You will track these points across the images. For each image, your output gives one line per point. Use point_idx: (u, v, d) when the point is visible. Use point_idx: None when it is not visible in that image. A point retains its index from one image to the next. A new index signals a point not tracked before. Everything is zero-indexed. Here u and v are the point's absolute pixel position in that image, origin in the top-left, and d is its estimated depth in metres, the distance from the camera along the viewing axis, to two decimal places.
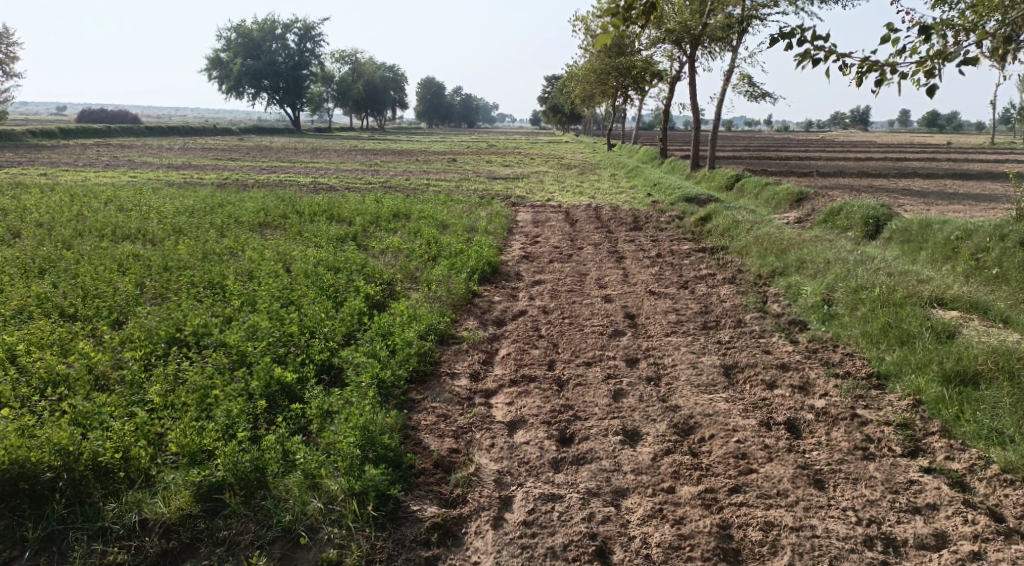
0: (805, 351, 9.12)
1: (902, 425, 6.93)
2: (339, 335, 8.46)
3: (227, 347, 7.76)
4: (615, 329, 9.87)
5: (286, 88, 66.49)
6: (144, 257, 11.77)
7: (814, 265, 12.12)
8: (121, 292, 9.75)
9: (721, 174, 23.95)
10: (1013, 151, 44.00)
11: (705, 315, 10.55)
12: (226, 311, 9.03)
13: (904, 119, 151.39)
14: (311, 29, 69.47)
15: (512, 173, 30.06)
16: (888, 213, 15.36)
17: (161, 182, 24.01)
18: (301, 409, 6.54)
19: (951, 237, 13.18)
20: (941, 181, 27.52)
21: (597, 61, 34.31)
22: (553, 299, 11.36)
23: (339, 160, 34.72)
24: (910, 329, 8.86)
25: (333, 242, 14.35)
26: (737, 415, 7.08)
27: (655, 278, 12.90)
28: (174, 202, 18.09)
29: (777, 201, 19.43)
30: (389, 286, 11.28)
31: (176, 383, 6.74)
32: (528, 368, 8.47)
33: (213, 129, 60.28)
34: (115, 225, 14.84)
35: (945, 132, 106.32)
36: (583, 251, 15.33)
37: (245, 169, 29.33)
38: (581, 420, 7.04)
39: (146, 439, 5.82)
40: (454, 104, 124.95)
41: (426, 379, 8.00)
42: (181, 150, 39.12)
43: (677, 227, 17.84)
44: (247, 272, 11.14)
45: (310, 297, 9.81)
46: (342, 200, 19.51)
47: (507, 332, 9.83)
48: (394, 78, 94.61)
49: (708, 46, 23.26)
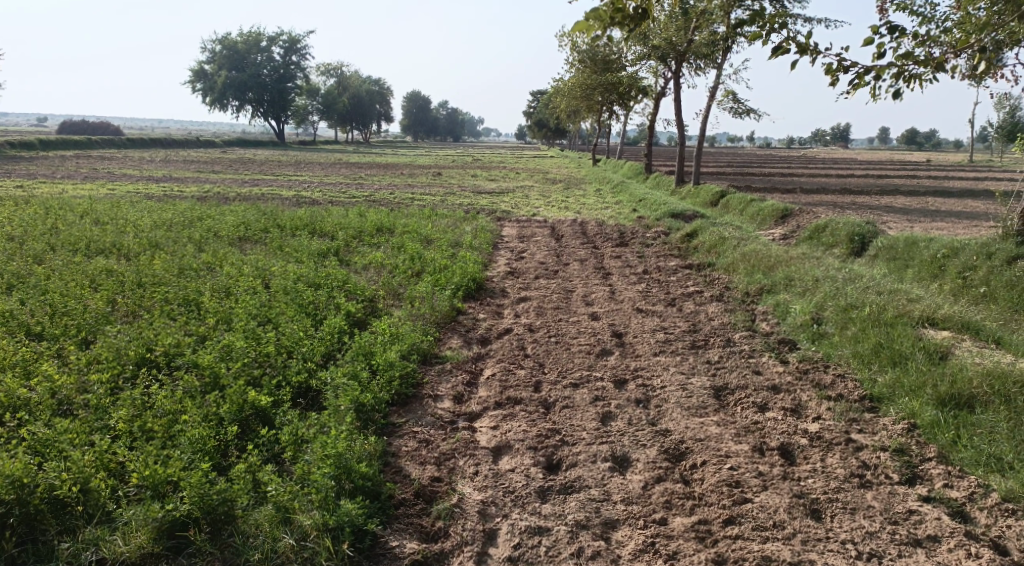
0: (795, 372, 8.93)
1: (898, 450, 6.73)
2: (317, 355, 8.18)
3: (200, 368, 7.46)
4: (602, 348, 9.65)
5: (271, 101, 66.16)
6: (118, 272, 11.44)
7: (802, 283, 11.97)
8: (91, 309, 9.44)
9: (706, 190, 23.91)
10: (992, 169, 44.40)
11: (693, 334, 10.35)
12: (200, 329, 8.74)
13: (884, 136, 153.31)
14: (296, 42, 69.26)
15: (497, 188, 29.90)
16: (873, 230, 15.28)
17: (140, 194, 23.61)
18: (275, 435, 6.25)
19: (938, 255, 13.09)
20: (923, 198, 27.64)
21: (583, 76, 34.30)
22: (539, 317, 11.13)
23: (323, 173, 34.42)
24: (902, 350, 8.69)
25: (314, 257, 14.07)
26: (728, 440, 6.86)
27: (643, 295, 12.71)
28: (152, 215, 17.72)
29: (762, 217, 19.36)
30: (371, 303, 11.01)
31: (143, 409, 6.45)
32: (513, 389, 8.21)
33: (196, 141, 59.78)
34: (90, 239, 14.49)
35: (924, 148, 107.73)
36: (569, 267, 15.13)
37: (226, 181, 28.96)
38: (568, 445, 6.79)
39: (107, 469, 5.52)
40: (439, 118, 125.00)
41: (408, 402, 7.74)
42: (162, 162, 38.65)
43: (663, 243, 17.71)
44: (224, 288, 10.84)
45: (289, 315, 9.52)
46: (325, 214, 19.22)
47: (492, 351, 9.57)
48: (378, 91, 94.45)
49: (693, 62, 23.25)
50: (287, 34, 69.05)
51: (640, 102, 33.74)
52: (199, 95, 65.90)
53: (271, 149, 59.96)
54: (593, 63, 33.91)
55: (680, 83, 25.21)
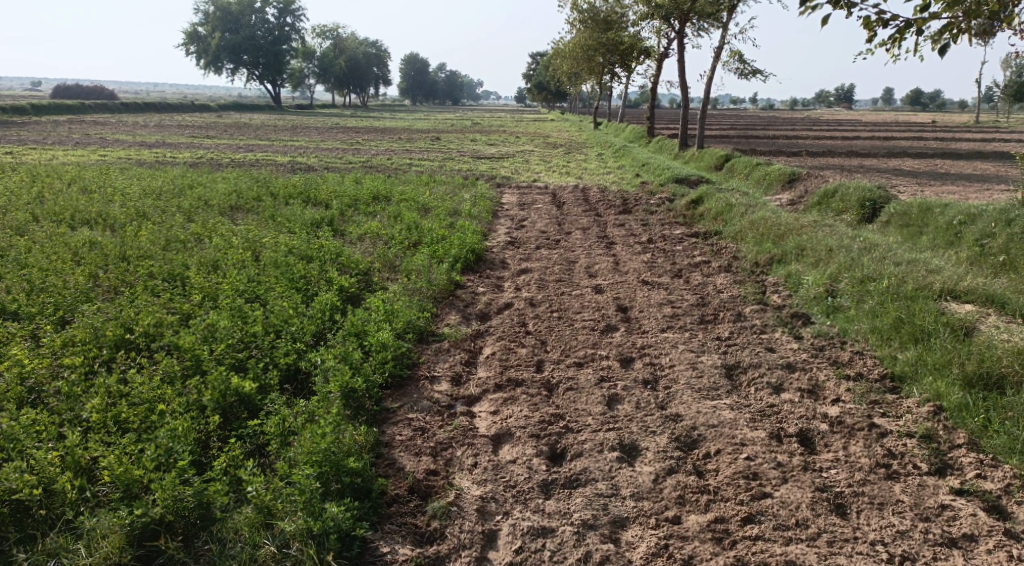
0: (811, 349, 8.49)
1: (925, 437, 6.31)
2: (308, 335, 7.72)
3: (181, 350, 7.01)
4: (607, 324, 9.19)
5: (266, 65, 64.83)
6: (102, 245, 10.93)
7: (814, 253, 11.45)
8: (70, 285, 8.95)
9: (709, 154, 23.31)
10: (998, 131, 43.76)
11: (702, 308, 9.88)
12: (184, 307, 8.27)
13: (888, 97, 151.41)
14: (291, 3, 67.76)
15: (496, 152, 29.25)
16: (885, 196, 14.75)
17: (131, 161, 23.01)
18: (259, 424, 5.81)
19: (953, 222, 12.60)
20: (931, 161, 27.08)
21: (584, 36, 33.42)
22: (541, 290, 10.67)
23: (319, 138, 33.69)
24: (923, 325, 8.24)
25: (307, 227, 13.57)
26: (744, 426, 6.44)
27: (648, 266, 12.23)
28: (141, 184, 17.18)
29: (768, 182, 18.81)
30: (365, 277, 10.55)
31: (117, 398, 6.02)
32: (514, 370, 7.78)
33: (190, 106, 58.76)
34: (75, 209, 13.96)
35: (928, 109, 106.45)
36: (571, 236, 14.63)
37: (221, 147, 28.31)
38: (573, 432, 6.38)
39: (74, 466, 5.10)
40: (438, 81, 123.17)
41: (403, 385, 7.33)
42: (156, 127, 37.88)
43: (668, 210, 17.17)
44: (211, 262, 10.34)
45: (278, 292, 9.03)
46: (320, 181, 18.66)
47: (491, 328, 9.12)
48: (375, 54, 92.77)
49: (697, 22, 22.48)
50: None
51: (642, 64, 32.91)
52: (194, 58, 64.65)
53: (268, 114, 59.04)
54: (594, 23, 33.00)
55: (684, 44, 24.46)
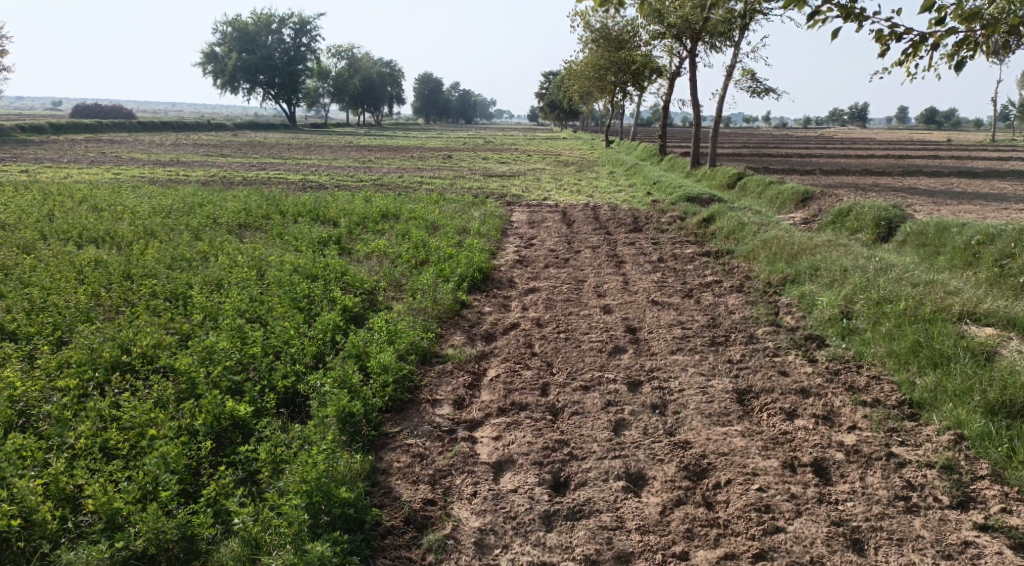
0: (825, 373, 8.24)
1: (945, 466, 6.04)
2: (307, 356, 7.55)
3: (176, 372, 6.86)
4: (615, 345, 8.98)
5: (282, 84, 65.50)
6: (107, 263, 10.81)
7: (829, 273, 11.18)
8: (71, 304, 8.81)
9: (722, 173, 23.10)
10: (1015, 149, 43.35)
11: (713, 330, 9.65)
12: (183, 328, 8.12)
13: (903, 115, 150.78)
14: (306, 23, 68.40)
15: (507, 171, 29.14)
16: (901, 214, 14.48)
17: (144, 179, 23.06)
18: (251, 450, 5.65)
19: (971, 241, 12.31)
20: (947, 179, 26.74)
21: (596, 55, 33.41)
22: (548, 310, 10.46)
23: (331, 156, 33.73)
24: (942, 349, 7.98)
25: (314, 245, 13.45)
26: (756, 455, 6.19)
27: (658, 286, 12.01)
28: (151, 201, 17.13)
29: (781, 201, 18.57)
30: (370, 296, 10.38)
31: (108, 422, 5.88)
32: (518, 393, 7.56)
33: (207, 125, 59.27)
34: (83, 227, 13.90)
35: (943, 128, 105.91)
36: (580, 255, 14.44)
37: (234, 165, 28.36)
38: (577, 459, 6.16)
39: (58, 496, 5.01)
40: (451, 99, 123.79)
41: (404, 409, 7.14)
42: (171, 145, 38.11)
43: (679, 229, 16.96)
44: (215, 281, 10.18)
45: (280, 312, 8.86)
46: (330, 199, 18.56)
47: (497, 349, 8.92)
48: (389, 72, 93.29)
49: (708, 41, 22.38)
50: (297, 16, 68.15)
51: (654, 82, 32.83)
52: (210, 77, 65.21)
53: (283, 133, 59.43)
54: (606, 42, 32.99)
55: (696, 62, 24.33)
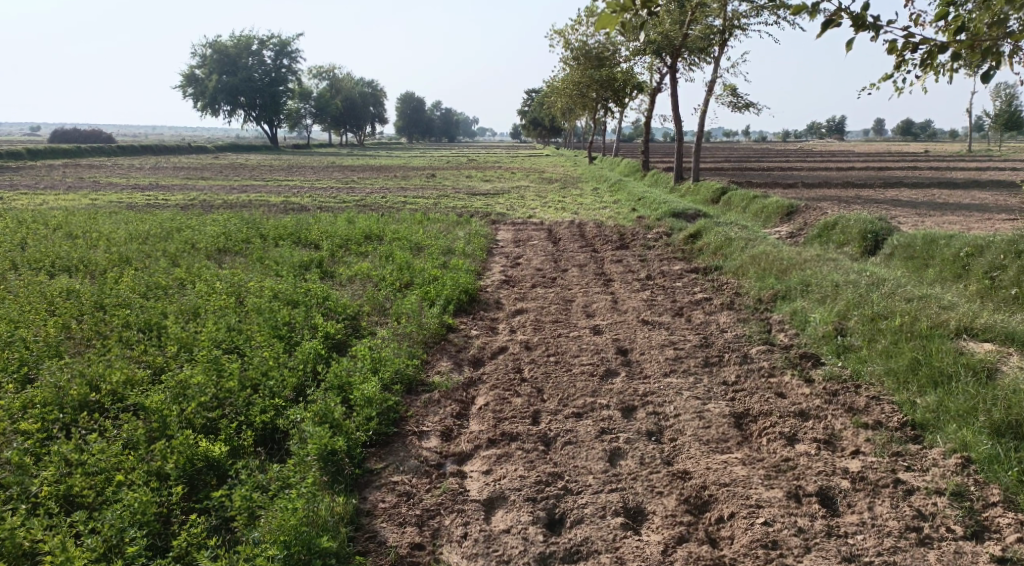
0: (824, 394, 7.99)
1: (956, 493, 5.84)
2: (287, 389, 7.21)
3: (146, 409, 6.54)
4: (607, 369, 8.70)
5: (263, 105, 65.26)
6: (80, 292, 10.42)
7: (820, 289, 10.98)
8: (38, 337, 8.44)
9: (705, 188, 23.02)
10: (991, 159, 43.93)
11: (706, 350, 9.41)
12: (155, 362, 7.77)
13: (880, 127, 152.85)
14: (287, 44, 68.22)
15: (491, 189, 28.91)
16: (887, 227, 14.37)
17: (122, 205, 22.58)
18: (226, 496, 5.41)
19: (960, 253, 12.19)
20: (928, 190, 26.86)
21: (577, 72, 33.41)
22: (537, 332, 10.19)
23: (314, 178, 33.37)
24: (941, 367, 7.77)
25: (295, 269, 13.12)
26: (759, 484, 5.96)
27: (648, 304, 11.77)
28: (128, 227, 16.71)
29: (766, 215, 18.47)
30: (353, 322, 10.06)
31: (72, 467, 5.62)
32: (509, 423, 7.26)
33: (188, 147, 58.78)
34: (56, 255, 13.47)
35: (920, 139, 107.38)
36: (567, 273, 14.20)
37: (214, 189, 27.91)
38: (572, 494, 5.91)
39: (14, 553, 4.79)
40: (434, 119, 123.91)
41: (389, 443, 6.84)
42: (151, 169, 37.59)
43: (666, 245, 16.79)
44: (192, 309, 9.81)
45: (258, 341, 8.51)
46: (312, 221, 18.24)
47: (485, 375, 8.61)
48: (371, 92, 93.20)
49: (689, 57, 22.39)
50: (278, 37, 67.97)
51: (635, 98, 32.88)
52: (190, 100, 64.82)
53: (265, 154, 59.03)
54: (587, 60, 33.02)
55: (677, 78, 24.33)
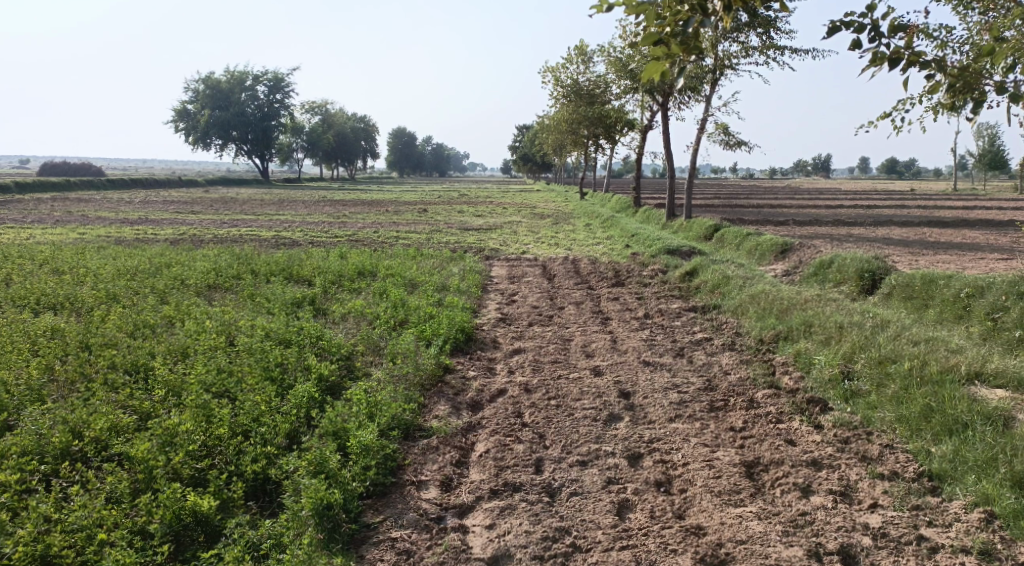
0: (836, 441, 7.73)
1: (982, 552, 5.81)
2: (279, 437, 6.90)
3: (130, 459, 6.25)
4: (610, 413, 8.41)
5: (255, 140, 65.41)
6: (66, 331, 10.10)
7: (824, 330, 10.76)
8: (19, 380, 8.11)
9: (698, 224, 22.95)
10: (977, 198, 44.30)
11: (710, 394, 9.13)
12: (142, 407, 7.45)
13: (865, 165, 154.58)
14: (281, 80, 68.53)
15: (483, 224, 28.76)
16: (884, 266, 14.22)
17: (110, 239, 22.26)
18: (215, 555, 5.33)
19: (960, 294, 12.04)
20: (919, 229, 26.89)
21: (569, 109, 33.48)
22: (535, 374, 9.90)
23: (306, 212, 33.17)
24: (955, 415, 7.53)
25: (287, 306, 12.85)
26: (776, 542, 5.88)
27: (648, 344, 11.52)
28: (116, 263, 16.38)
29: (760, 252, 18.37)
30: (347, 363, 9.74)
31: (51, 523, 5.45)
32: (511, 472, 6.96)
33: (179, 181, 58.62)
34: (42, 292, 13.14)
35: (905, 177, 108.79)
36: (564, 311, 13.98)
37: (204, 223, 27.64)
38: (581, 552, 5.78)
39: None
40: (425, 154, 124.51)
41: (386, 493, 6.54)
42: (141, 203, 37.31)
43: (662, 282, 16.60)
44: (180, 349, 9.48)
45: (249, 385, 8.18)
46: (304, 256, 17.96)
47: (484, 419, 8.28)
48: (363, 127, 93.74)
49: (680, 96, 22.48)
50: (272, 73, 68.29)
51: (627, 136, 32.94)
52: (182, 134, 64.88)
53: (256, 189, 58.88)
54: (578, 98, 33.19)
55: (669, 115, 24.45)
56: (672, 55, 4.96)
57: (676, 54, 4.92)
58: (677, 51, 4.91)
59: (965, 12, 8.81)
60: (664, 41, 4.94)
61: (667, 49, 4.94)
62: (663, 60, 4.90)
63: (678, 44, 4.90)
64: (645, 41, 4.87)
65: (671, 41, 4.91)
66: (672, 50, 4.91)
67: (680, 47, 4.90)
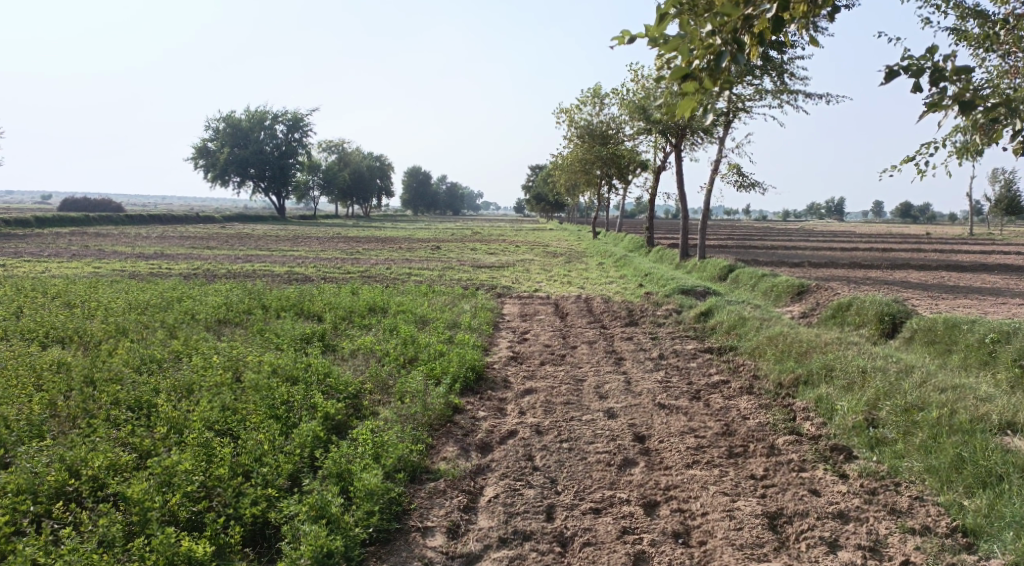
0: (861, 491, 7.38)
1: None
2: (281, 478, 6.64)
3: (125, 500, 6.02)
4: (624, 458, 8.08)
5: (272, 177, 66.06)
6: (72, 365, 9.94)
7: (846, 375, 10.39)
8: (19, 415, 7.89)
9: (713, 264, 22.69)
10: (995, 243, 43.82)
11: (729, 440, 8.78)
12: (141, 445, 7.22)
13: (879, 208, 154.08)
14: (300, 119, 69.38)
15: (496, 262, 28.62)
16: (905, 309, 13.88)
17: (124, 273, 22.29)
18: None
19: (985, 339, 11.68)
20: (938, 272, 26.50)
21: (583, 149, 33.50)
22: (547, 415, 9.58)
23: (320, 248, 33.19)
24: (988, 467, 7.18)
25: (296, 342, 12.66)
26: None
27: (663, 386, 11.17)
28: (128, 297, 16.29)
29: (776, 294, 18.07)
30: (354, 401, 9.47)
31: None
32: (521, 519, 6.65)
33: (196, 217, 59.12)
34: (51, 325, 13.02)
35: (920, 221, 108.40)
36: (576, 351, 13.70)
37: (219, 257, 27.68)
38: None
39: None
40: (439, 192, 125.36)
41: (391, 540, 6.28)
42: (158, 238, 37.62)
43: (676, 322, 16.31)
44: (185, 386, 9.25)
45: (253, 424, 7.93)
46: (315, 292, 17.83)
47: (493, 462, 7.96)
48: (378, 166, 94.49)
49: (693, 137, 22.41)
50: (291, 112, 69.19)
51: (640, 175, 32.84)
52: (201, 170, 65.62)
53: (272, 225, 59.26)
54: (591, 139, 33.22)
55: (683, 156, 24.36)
56: (703, 88, 4.88)
57: (709, 88, 4.85)
58: (711, 86, 4.82)
59: (984, 54, 8.70)
60: (695, 76, 4.87)
61: (699, 84, 4.86)
62: (696, 95, 4.80)
63: (710, 78, 4.84)
64: (677, 78, 4.77)
65: (700, 75, 4.83)
66: (704, 85, 4.83)
67: (712, 82, 4.83)
